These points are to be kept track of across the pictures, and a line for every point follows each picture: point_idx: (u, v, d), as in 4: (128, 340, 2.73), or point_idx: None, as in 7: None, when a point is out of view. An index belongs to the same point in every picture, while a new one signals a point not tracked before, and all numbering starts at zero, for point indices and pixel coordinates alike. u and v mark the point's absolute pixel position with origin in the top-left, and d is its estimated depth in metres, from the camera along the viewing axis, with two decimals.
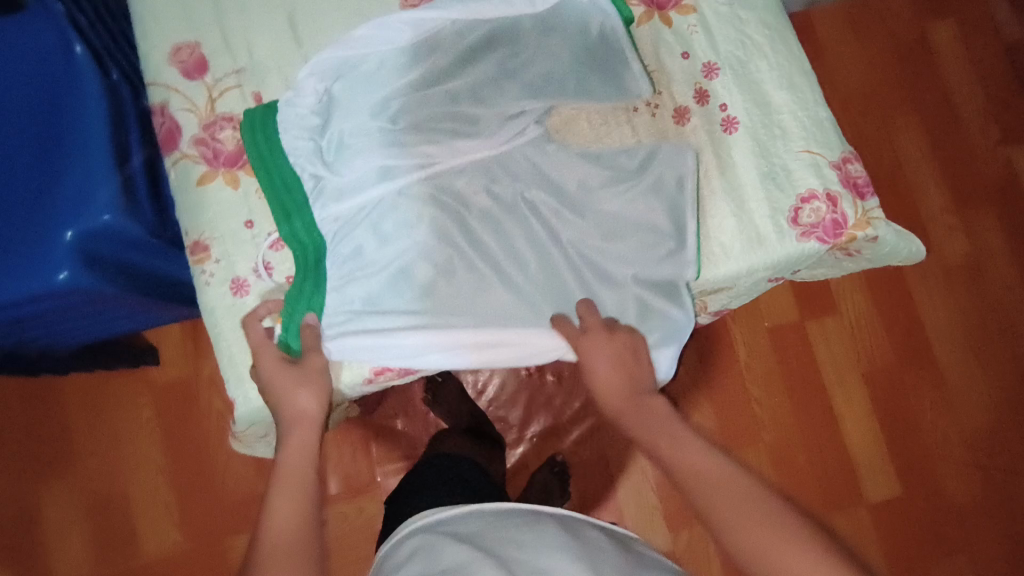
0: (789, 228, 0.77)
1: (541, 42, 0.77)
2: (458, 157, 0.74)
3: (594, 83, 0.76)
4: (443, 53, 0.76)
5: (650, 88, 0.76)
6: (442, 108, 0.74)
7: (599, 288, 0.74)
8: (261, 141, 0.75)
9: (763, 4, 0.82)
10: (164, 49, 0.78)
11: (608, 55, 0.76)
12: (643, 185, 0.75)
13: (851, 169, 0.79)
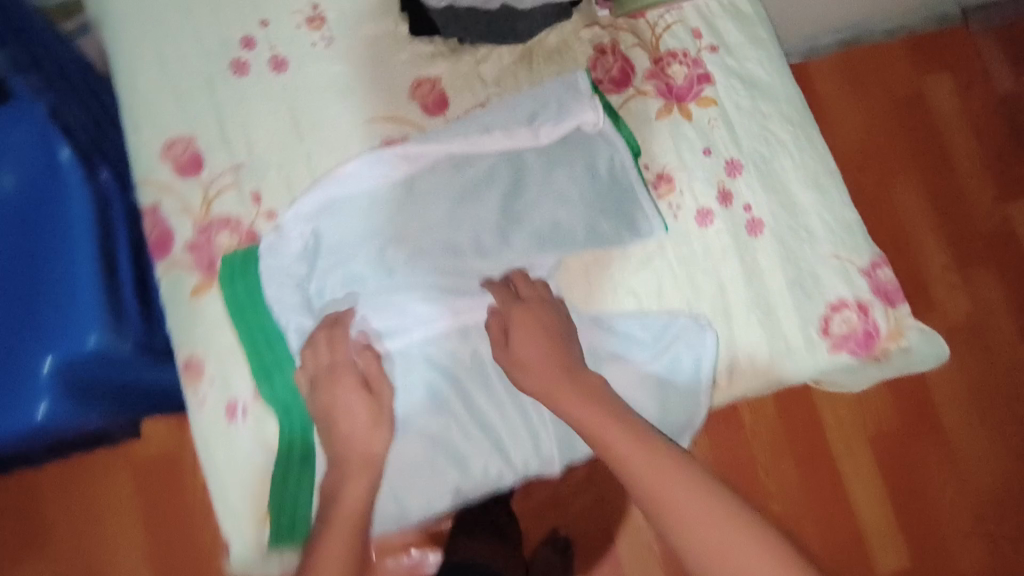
0: (820, 339, 0.74)
1: (546, 177, 0.74)
2: (459, 317, 0.72)
3: (604, 222, 0.74)
4: (441, 199, 0.73)
5: (662, 224, 0.74)
6: (441, 260, 0.72)
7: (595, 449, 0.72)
8: (242, 292, 0.70)
9: (786, 98, 0.79)
10: (156, 145, 0.73)
11: (615, 197, 0.74)
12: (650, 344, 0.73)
13: (883, 275, 0.76)
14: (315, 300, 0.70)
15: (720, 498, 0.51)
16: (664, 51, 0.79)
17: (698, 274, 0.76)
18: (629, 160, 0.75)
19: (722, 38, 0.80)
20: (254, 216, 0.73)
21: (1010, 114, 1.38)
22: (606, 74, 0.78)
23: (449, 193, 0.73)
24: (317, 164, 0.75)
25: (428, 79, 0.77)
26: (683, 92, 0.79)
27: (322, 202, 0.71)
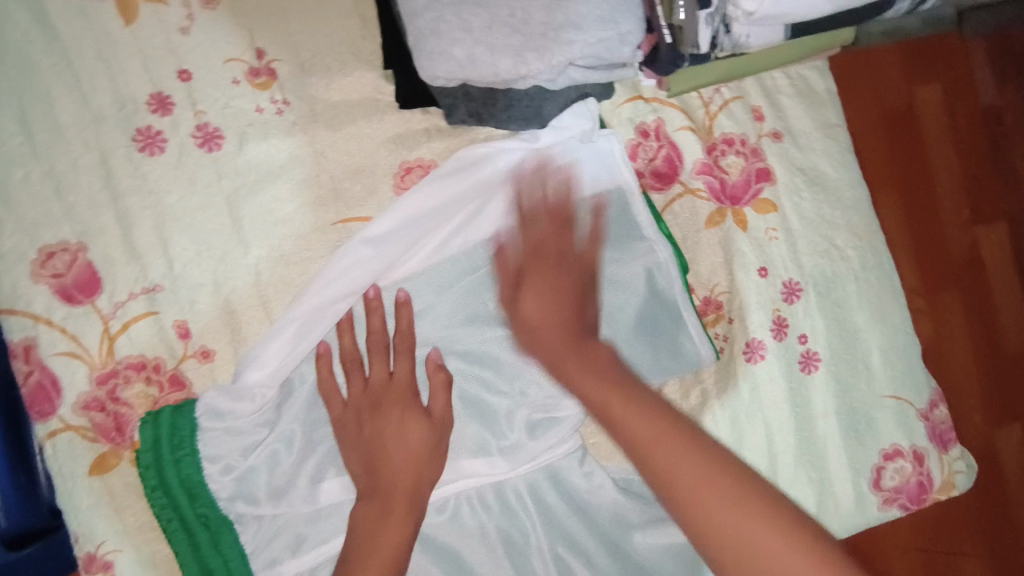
0: (871, 495, 0.64)
1: None
2: (462, 482, 0.57)
3: (643, 360, 0.60)
4: (440, 329, 0.57)
5: (715, 353, 0.61)
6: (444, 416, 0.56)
7: None
8: (174, 478, 0.52)
9: (851, 202, 0.66)
10: (27, 257, 0.51)
11: (657, 324, 0.61)
12: None
13: (939, 416, 0.67)
14: (279, 476, 0.54)
15: (757, 499, 0.39)
16: (717, 135, 0.63)
17: (744, 420, 0.62)
18: (678, 271, 0.61)
19: (787, 121, 0.65)
20: (179, 357, 0.53)
21: (994, 132, 0.96)
22: (648, 164, 0.62)
23: (444, 327, 0.57)
24: (268, 281, 0.55)
25: (419, 163, 0.58)
26: (738, 191, 0.63)
27: (263, 343, 0.53)
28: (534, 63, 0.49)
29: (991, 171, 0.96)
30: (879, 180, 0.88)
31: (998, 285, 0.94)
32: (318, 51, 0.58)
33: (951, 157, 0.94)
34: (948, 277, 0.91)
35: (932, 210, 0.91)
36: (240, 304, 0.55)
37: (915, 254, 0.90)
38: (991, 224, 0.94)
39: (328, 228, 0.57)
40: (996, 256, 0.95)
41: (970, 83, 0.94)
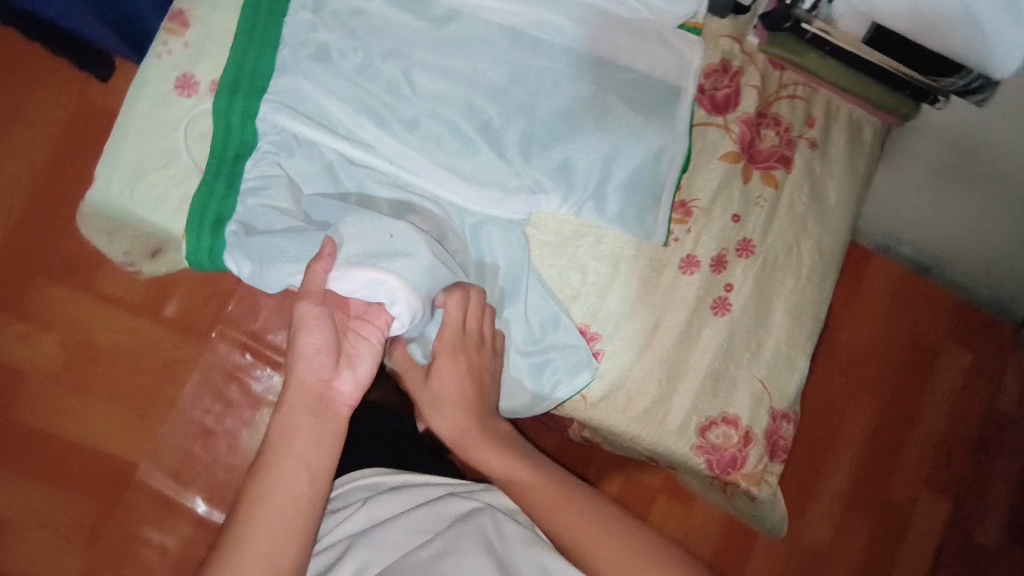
0: (693, 434, 0.74)
1: (600, 121, 0.71)
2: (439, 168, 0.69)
3: (612, 202, 0.72)
4: (500, 66, 0.70)
5: (665, 240, 0.73)
6: (454, 115, 0.69)
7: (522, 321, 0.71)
8: (264, 7, 0.67)
9: (833, 232, 0.77)
10: None
11: (641, 191, 0.72)
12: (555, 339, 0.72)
13: (782, 428, 0.75)
14: (330, 60, 0.68)
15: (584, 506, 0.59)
16: (771, 110, 0.77)
17: (644, 304, 0.74)
18: (681, 162, 0.73)
19: (826, 143, 0.78)
20: None
21: (989, 434, 1.24)
22: (711, 89, 0.75)
23: (508, 72, 0.71)
24: None
25: None
26: (758, 154, 0.76)
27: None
28: None
29: (971, 461, 1.24)
30: (865, 383, 1.22)
31: (916, 524, 1.22)
32: None
33: (943, 416, 1.24)
34: (880, 495, 1.21)
35: (895, 428, 1.22)
36: None
37: (866, 450, 1.21)
38: (939, 496, 1.23)
39: None
40: (902, 472, 1.22)
41: (994, 389, 1.25)
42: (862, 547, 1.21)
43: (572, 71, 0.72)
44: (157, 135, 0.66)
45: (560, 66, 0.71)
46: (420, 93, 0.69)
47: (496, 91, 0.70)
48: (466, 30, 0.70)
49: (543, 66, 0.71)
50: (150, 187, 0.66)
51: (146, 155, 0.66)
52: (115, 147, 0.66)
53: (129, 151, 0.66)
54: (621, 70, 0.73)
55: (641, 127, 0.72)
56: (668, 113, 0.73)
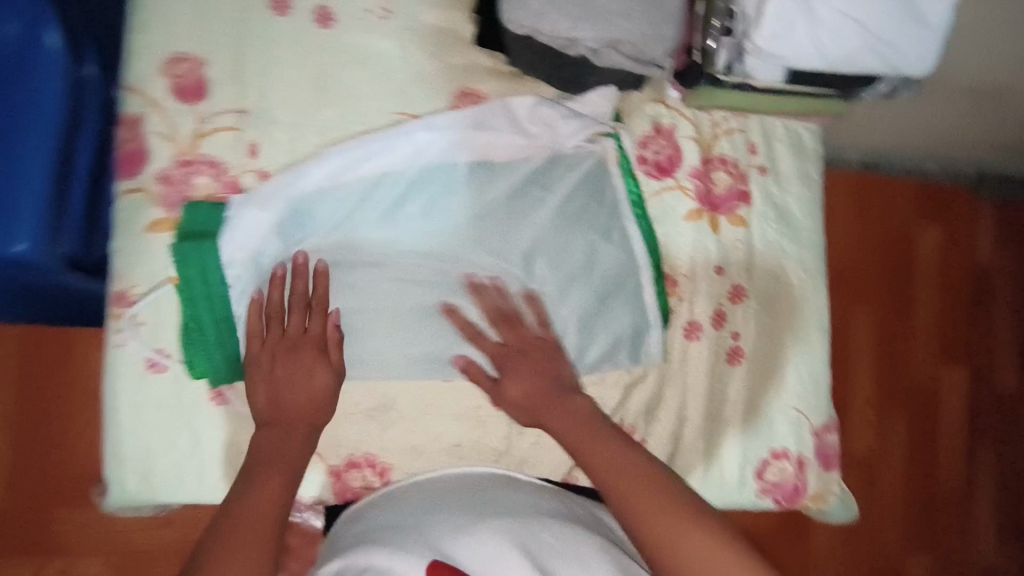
0: (753, 481, 0.76)
1: (544, 227, 0.69)
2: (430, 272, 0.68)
3: (593, 316, 0.70)
4: (432, 207, 0.68)
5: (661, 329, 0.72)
6: (423, 258, 0.67)
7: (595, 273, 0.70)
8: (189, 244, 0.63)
9: (809, 243, 0.79)
10: (159, 55, 0.64)
11: (611, 285, 0.71)
12: (605, 331, 0.71)
13: (828, 438, 0.79)
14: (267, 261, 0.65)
15: (666, 487, 0.55)
16: (715, 151, 0.77)
17: (666, 385, 0.75)
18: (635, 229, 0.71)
19: (775, 163, 0.78)
20: (243, 167, 0.66)
21: (980, 289, 1.22)
22: (653, 155, 0.75)
23: (441, 201, 0.68)
24: (330, 138, 0.68)
25: (475, 92, 0.71)
26: (719, 201, 0.76)
27: (311, 186, 0.66)
28: (586, 31, 0.62)
29: (964, 322, 1.21)
30: (860, 288, 1.16)
31: (946, 407, 1.20)
32: None
33: (937, 297, 1.20)
34: (908, 390, 1.18)
35: (898, 316, 1.18)
36: (303, 144, 0.67)
37: (879, 353, 1.17)
38: (957, 366, 1.20)
39: (389, 117, 0.69)
40: (917, 356, 1.19)
41: (970, 245, 1.22)
42: (905, 435, 1.18)
43: (488, 202, 0.69)
44: (148, 421, 0.65)
45: (477, 207, 0.68)
46: (367, 250, 0.67)
47: (438, 227, 0.68)
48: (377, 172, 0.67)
49: (473, 203, 0.68)
50: (166, 471, 0.66)
51: (146, 441, 0.65)
52: (114, 445, 0.64)
53: (129, 444, 0.65)
54: (530, 167, 0.70)
55: (580, 224, 0.70)
56: (606, 223, 0.71)
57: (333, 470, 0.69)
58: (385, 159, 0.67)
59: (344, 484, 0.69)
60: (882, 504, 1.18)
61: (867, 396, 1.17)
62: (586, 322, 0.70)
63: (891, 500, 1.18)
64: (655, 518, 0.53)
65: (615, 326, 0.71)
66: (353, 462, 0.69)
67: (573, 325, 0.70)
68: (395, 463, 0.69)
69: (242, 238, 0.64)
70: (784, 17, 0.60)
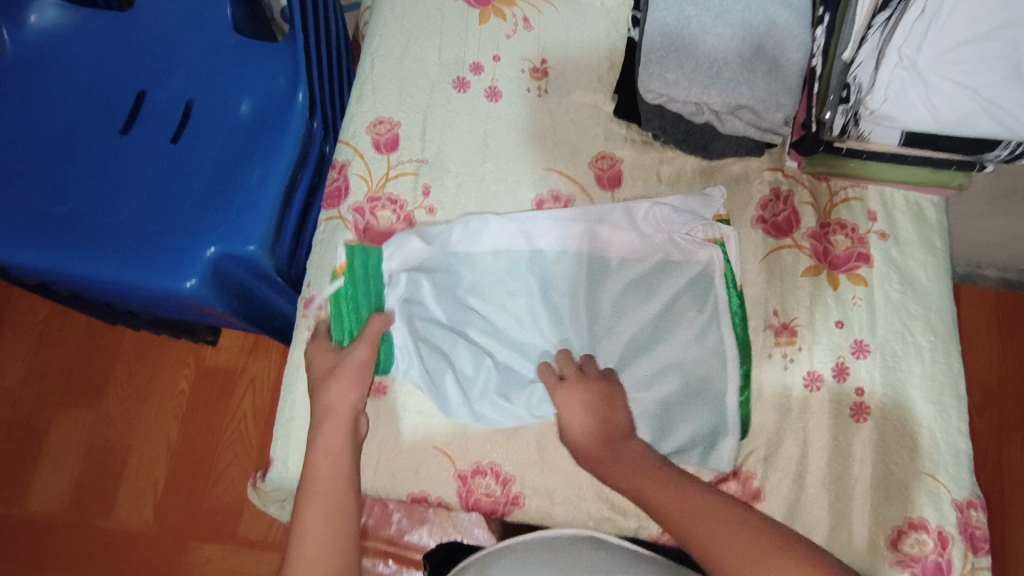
0: (886, 550, 0.71)
1: (647, 303, 0.75)
2: (554, 322, 0.74)
3: (691, 381, 0.74)
4: (558, 266, 0.76)
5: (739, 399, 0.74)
6: (547, 311, 0.75)
7: (686, 342, 0.74)
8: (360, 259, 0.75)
9: (936, 308, 0.79)
10: (368, 118, 0.83)
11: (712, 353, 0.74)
12: (702, 399, 0.73)
13: (973, 516, 0.72)
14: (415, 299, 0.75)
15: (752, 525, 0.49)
16: (833, 217, 0.82)
17: (786, 432, 0.75)
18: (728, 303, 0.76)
19: (895, 230, 0.82)
20: (416, 204, 0.80)
21: None
22: (771, 216, 0.82)
23: (568, 264, 0.76)
24: (488, 184, 0.82)
25: (611, 156, 0.83)
26: (837, 260, 0.81)
27: (452, 247, 0.76)
28: (714, 96, 0.74)
29: None
30: (1003, 416, 1.15)
31: None
32: (579, 72, 0.87)
33: None
34: None
35: None
36: (466, 189, 0.82)
37: None
38: None
39: (537, 170, 0.83)
40: None
41: None
42: None
43: (604, 269, 0.76)
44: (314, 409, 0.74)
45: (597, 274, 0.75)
46: (498, 300, 0.75)
47: (563, 286, 0.75)
48: (513, 234, 0.76)
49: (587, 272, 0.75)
50: None
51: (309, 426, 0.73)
52: (283, 427, 0.73)
53: (296, 427, 0.73)
54: (632, 249, 0.76)
55: (677, 299, 0.76)
56: (700, 297, 0.76)
57: (460, 474, 0.72)
58: (519, 226, 0.76)
59: (469, 489, 0.71)
60: None
61: None
62: (687, 389, 0.73)
63: None
64: (740, 562, 0.46)
65: (707, 395, 0.73)
66: (480, 470, 0.72)
67: (670, 391, 0.73)
68: (518, 475, 0.72)
69: (398, 265, 0.76)
70: (895, 84, 0.69)
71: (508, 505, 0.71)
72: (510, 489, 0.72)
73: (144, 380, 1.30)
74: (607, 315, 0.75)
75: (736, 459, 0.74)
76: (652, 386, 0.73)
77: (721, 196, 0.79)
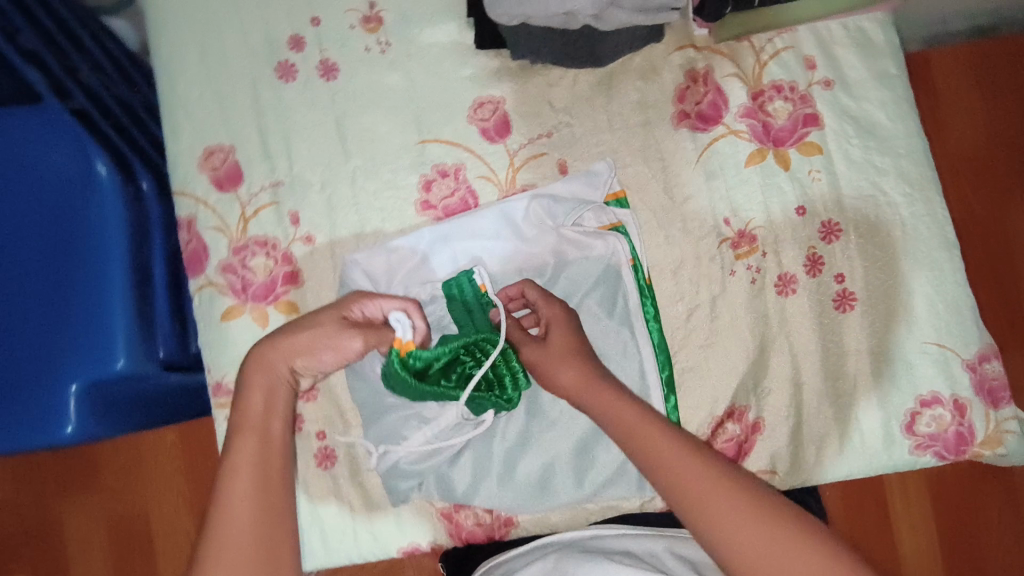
0: (902, 437, 0.65)
1: (574, 294, 0.67)
2: None
3: (626, 344, 0.66)
4: (521, 260, 0.67)
5: (661, 365, 0.65)
6: None
7: (609, 317, 0.66)
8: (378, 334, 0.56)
9: (906, 150, 0.67)
10: (194, 153, 0.68)
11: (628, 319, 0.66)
12: (639, 369, 0.65)
13: (989, 370, 0.65)
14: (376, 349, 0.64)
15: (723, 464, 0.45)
16: (765, 82, 0.68)
17: (770, 349, 0.67)
18: (632, 274, 0.66)
19: (840, 71, 0.68)
20: (290, 238, 0.68)
21: None
22: (694, 107, 0.68)
23: (514, 251, 0.67)
24: (362, 185, 0.69)
25: (490, 100, 0.69)
26: (782, 134, 0.68)
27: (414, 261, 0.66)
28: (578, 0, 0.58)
29: None
30: (1011, 183, 1.01)
31: None
32: (419, 3, 0.70)
33: None
34: None
35: None
36: (340, 199, 0.69)
37: None
38: None
39: (411, 147, 0.69)
40: None
41: None
42: None
43: (531, 253, 0.67)
44: None
45: (535, 262, 0.67)
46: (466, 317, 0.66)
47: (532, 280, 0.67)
48: (476, 235, 0.66)
49: (520, 265, 0.67)
50: None
51: None
52: None
53: None
54: (543, 236, 0.66)
55: (597, 279, 0.67)
56: (605, 276, 0.67)
57: (444, 512, 0.67)
58: (477, 226, 0.66)
59: (458, 524, 0.67)
60: None
61: None
62: (617, 366, 0.66)
63: None
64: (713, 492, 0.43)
65: (640, 363, 0.65)
66: (461, 507, 0.67)
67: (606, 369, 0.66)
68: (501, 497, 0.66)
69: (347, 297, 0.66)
70: None
71: (502, 526, 0.67)
72: (499, 512, 0.67)
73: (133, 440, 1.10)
74: (575, 293, 0.67)
75: (725, 397, 0.67)
76: (602, 364, 0.66)
77: (610, 164, 0.67)
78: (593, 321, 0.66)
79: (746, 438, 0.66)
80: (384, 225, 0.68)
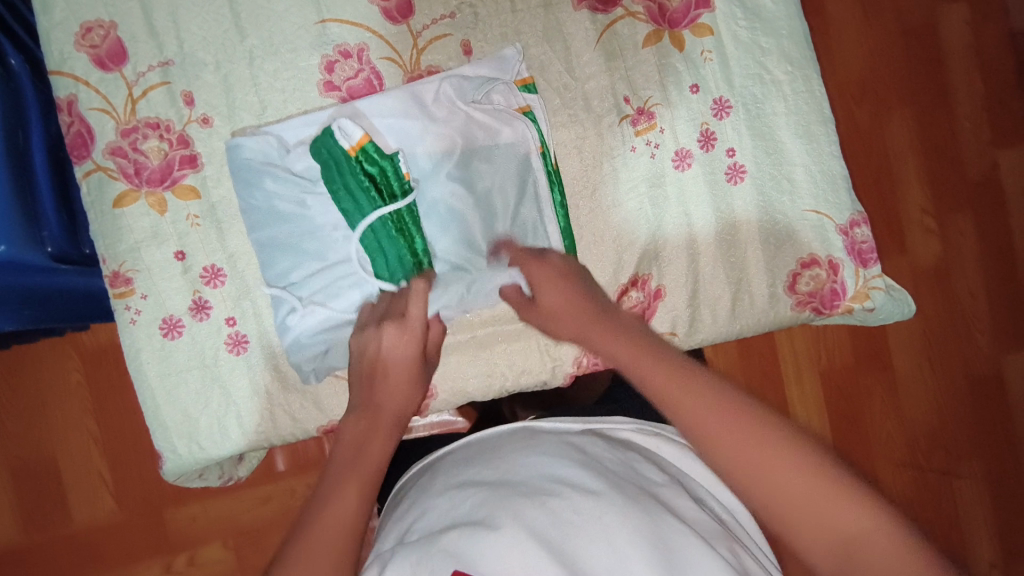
0: (786, 296, 0.72)
1: (489, 171, 0.66)
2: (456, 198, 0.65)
3: (538, 220, 0.67)
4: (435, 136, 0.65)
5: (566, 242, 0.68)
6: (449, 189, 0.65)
7: (520, 194, 0.67)
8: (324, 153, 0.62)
9: (787, 32, 0.72)
10: (70, 29, 0.63)
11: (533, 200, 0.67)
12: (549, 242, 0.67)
13: (858, 234, 0.73)
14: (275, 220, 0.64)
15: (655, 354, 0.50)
16: None
17: (667, 222, 0.71)
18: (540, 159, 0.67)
19: None
20: (185, 120, 0.65)
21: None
22: None
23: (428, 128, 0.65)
24: (260, 65, 0.66)
25: None
26: (676, 16, 0.70)
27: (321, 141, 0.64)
28: None
29: (1013, 102, 1.14)
30: (887, 95, 1.08)
31: (1010, 193, 1.14)
32: None
33: (974, 66, 1.12)
34: (964, 193, 1.13)
35: (937, 111, 1.11)
36: (237, 80, 0.66)
37: (923, 157, 1.11)
38: (1012, 149, 1.14)
39: (310, 27, 0.67)
40: (966, 147, 1.12)
41: (1000, 18, 1.13)
42: (968, 223, 1.13)
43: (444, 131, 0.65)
44: (177, 386, 0.66)
45: (449, 139, 0.65)
46: None
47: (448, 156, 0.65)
48: (388, 113, 0.65)
49: (432, 143, 0.65)
50: (214, 432, 0.67)
51: (183, 406, 0.66)
52: (154, 416, 0.66)
53: (168, 409, 0.66)
54: (456, 113, 0.66)
55: (509, 157, 0.66)
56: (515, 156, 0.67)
57: None
58: (388, 105, 0.65)
59: None
60: (961, 307, 1.13)
61: (922, 206, 1.11)
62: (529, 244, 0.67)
63: (968, 302, 1.13)
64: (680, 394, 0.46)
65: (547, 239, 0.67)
66: None
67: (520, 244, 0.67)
68: None
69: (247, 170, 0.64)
70: None
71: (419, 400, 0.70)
72: None
73: (29, 361, 0.93)
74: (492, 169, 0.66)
75: (629, 267, 0.71)
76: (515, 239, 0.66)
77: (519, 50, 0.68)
78: (507, 197, 0.66)
79: (649, 304, 0.71)
80: (286, 107, 0.67)
